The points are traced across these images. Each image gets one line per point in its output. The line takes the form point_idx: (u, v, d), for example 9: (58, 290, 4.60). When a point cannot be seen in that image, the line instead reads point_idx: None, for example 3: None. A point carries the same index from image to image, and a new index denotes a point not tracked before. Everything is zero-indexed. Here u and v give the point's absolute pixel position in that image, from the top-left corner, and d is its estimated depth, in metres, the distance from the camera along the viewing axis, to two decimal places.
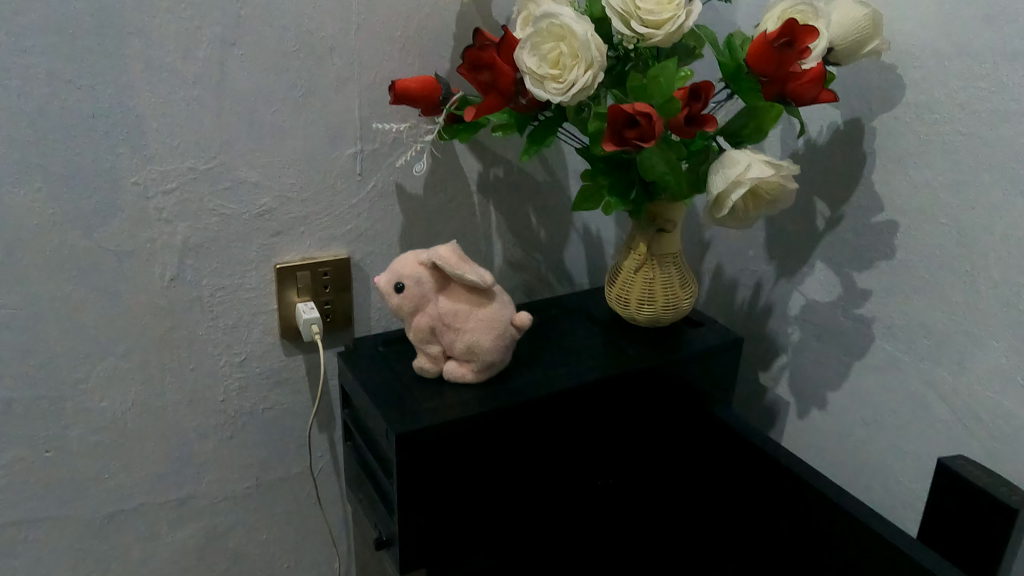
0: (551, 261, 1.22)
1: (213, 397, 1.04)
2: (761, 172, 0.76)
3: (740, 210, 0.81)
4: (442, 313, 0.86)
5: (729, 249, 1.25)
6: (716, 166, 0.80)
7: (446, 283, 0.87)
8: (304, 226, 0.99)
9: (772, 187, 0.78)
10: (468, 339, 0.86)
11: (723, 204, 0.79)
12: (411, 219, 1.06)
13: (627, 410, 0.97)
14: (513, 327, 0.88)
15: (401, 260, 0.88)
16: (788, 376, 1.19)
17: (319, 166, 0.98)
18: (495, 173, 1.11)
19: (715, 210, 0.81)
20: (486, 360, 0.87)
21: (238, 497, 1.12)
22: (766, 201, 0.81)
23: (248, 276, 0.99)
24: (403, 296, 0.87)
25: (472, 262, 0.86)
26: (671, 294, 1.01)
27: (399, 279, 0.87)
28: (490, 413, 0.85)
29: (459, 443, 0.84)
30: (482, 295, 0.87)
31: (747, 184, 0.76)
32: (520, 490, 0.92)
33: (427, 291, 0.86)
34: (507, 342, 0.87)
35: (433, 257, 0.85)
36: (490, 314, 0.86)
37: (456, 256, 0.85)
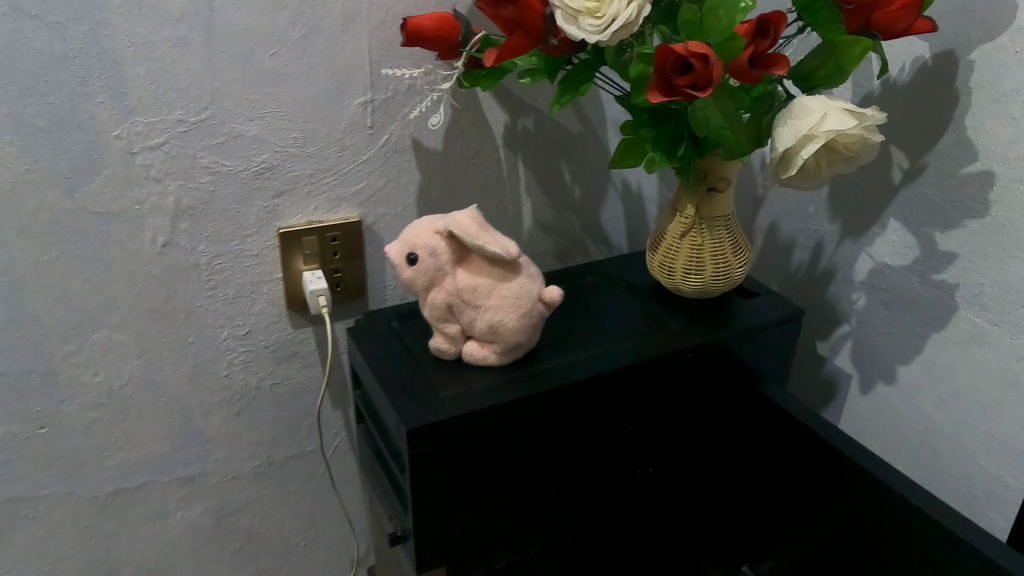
0: (586, 222, 1.10)
1: (216, 372, 0.95)
2: (841, 124, 0.63)
3: (812, 167, 0.68)
4: (461, 289, 0.76)
5: (785, 206, 1.12)
6: (783, 116, 0.67)
7: (465, 255, 0.77)
8: (310, 185, 0.89)
9: (851, 141, 0.66)
10: (491, 319, 0.76)
11: (791, 162, 0.66)
12: (429, 177, 0.95)
13: (670, 394, 0.87)
14: (542, 304, 0.78)
15: (414, 228, 0.77)
16: (850, 349, 1.07)
17: (324, 118, 0.86)
18: (524, 124, 0.99)
19: (781, 168, 0.68)
20: (512, 341, 0.77)
21: (250, 473, 1.05)
22: (842, 156, 0.68)
23: (249, 241, 0.89)
24: (417, 270, 0.76)
25: (494, 231, 0.75)
26: (722, 263, 0.89)
27: (412, 249, 0.76)
28: (514, 402, 0.75)
29: (480, 435, 0.75)
30: (506, 269, 0.76)
31: (824, 138, 0.64)
32: (550, 483, 0.83)
33: (444, 263, 0.76)
34: (535, 321, 0.78)
35: (450, 226, 0.74)
36: (515, 290, 0.76)
37: (477, 225, 0.75)
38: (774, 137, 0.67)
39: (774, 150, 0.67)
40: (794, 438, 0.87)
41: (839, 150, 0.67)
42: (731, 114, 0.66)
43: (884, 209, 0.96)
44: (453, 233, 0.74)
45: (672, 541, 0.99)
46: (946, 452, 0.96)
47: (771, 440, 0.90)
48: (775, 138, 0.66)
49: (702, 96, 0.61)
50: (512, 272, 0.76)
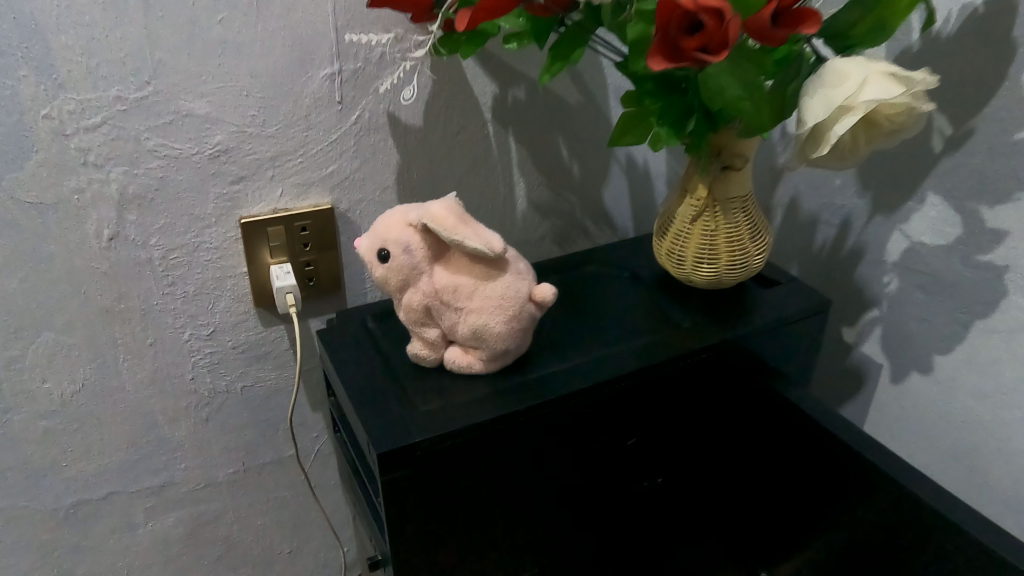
0: (586, 202, 1.00)
1: (180, 376, 0.87)
2: (884, 92, 0.52)
3: (847, 144, 0.57)
4: (440, 289, 0.67)
5: (808, 180, 1.01)
6: (812, 85, 0.56)
7: (444, 250, 0.68)
8: (273, 168, 0.79)
9: (894, 111, 0.55)
10: (474, 322, 0.67)
11: (823, 140, 0.56)
12: (409, 156, 0.85)
13: (680, 400, 0.77)
14: (533, 305, 0.69)
15: (386, 220, 0.68)
16: (880, 338, 0.97)
17: (286, 93, 0.76)
18: (514, 96, 0.88)
19: (809, 147, 0.57)
20: (498, 346, 0.69)
21: (226, 480, 0.97)
22: (884, 129, 0.57)
23: (207, 233, 0.80)
24: (389, 269, 0.68)
25: (474, 224, 0.66)
26: (738, 250, 0.79)
27: (383, 245, 0.67)
28: (500, 418, 0.66)
29: (464, 456, 0.66)
30: (490, 266, 0.67)
31: (864, 110, 0.53)
32: (546, 504, 0.74)
33: (419, 260, 0.67)
34: (524, 324, 0.69)
35: (425, 218, 0.65)
36: (501, 289, 0.67)
37: (455, 216, 0.66)
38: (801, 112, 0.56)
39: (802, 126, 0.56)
40: (820, 449, 0.77)
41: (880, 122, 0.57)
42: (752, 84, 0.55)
43: (922, 183, 0.86)
44: (428, 225, 0.65)
45: (684, 554, 0.90)
46: (989, 454, 0.87)
47: (792, 448, 0.80)
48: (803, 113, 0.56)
49: (715, 59, 0.50)
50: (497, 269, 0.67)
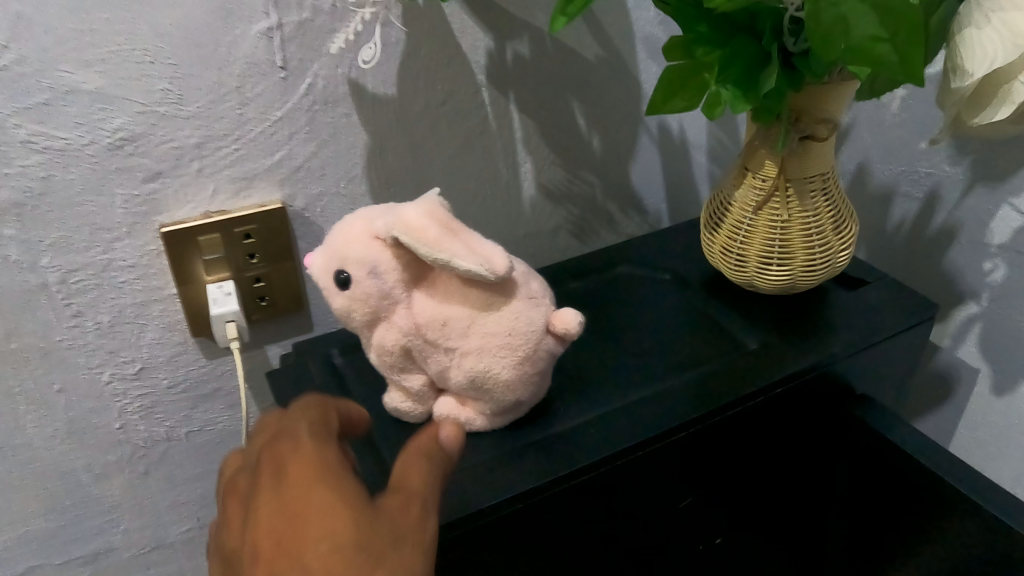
0: (610, 183, 0.81)
1: (104, 426, 0.68)
2: None
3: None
4: (422, 325, 0.49)
5: (880, 141, 0.78)
6: (974, 17, 0.44)
7: (426, 270, 0.49)
8: (199, 159, 0.59)
9: None
10: (473, 367, 0.49)
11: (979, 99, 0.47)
12: (380, 134, 0.65)
13: (750, 448, 0.60)
14: (551, 339, 0.50)
15: (345, 230, 0.49)
16: (977, 340, 0.76)
17: (208, 57, 0.56)
18: (515, 51, 0.68)
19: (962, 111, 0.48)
20: (506, 396, 0.51)
21: (179, 540, 0.79)
22: None
23: (120, 247, 0.60)
24: (351, 299, 0.49)
25: (466, 234, 0.47)
26: (819, 245, 0.60)
27: (341, 265, 0.49)
28: (520, 495, 0.50)
29: (472, 548, 0.50)
30: (491, 291, 0.48)
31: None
32: None
33: (391, 287, 0.48)
34: (540, 366, 0.51)
35: (395, 229, 0.46)
36: (508, 323, 0.48)
37: (439, 224, 0.47)
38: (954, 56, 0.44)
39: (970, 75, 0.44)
40: (931, 504, 0.60)
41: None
42: (896, 14, 0.38)
43: None
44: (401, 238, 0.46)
45: None
46: None
47: (891, 500, 0.63)
48: (965, 59, 0.44)
49: None
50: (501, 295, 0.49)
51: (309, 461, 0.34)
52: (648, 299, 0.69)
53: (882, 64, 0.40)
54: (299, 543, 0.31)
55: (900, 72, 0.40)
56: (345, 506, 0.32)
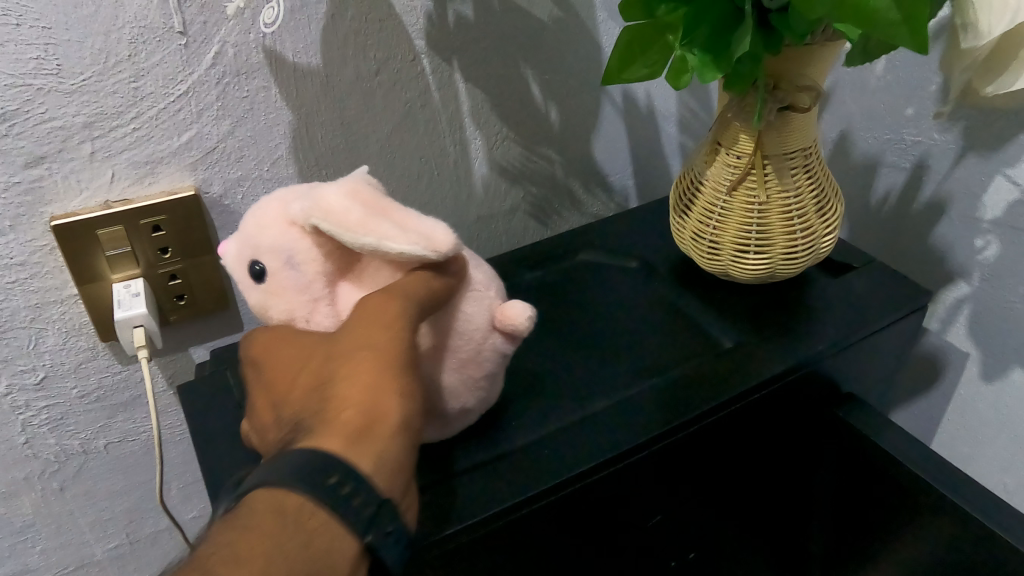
0: (571, 158, 0.74)
1: (6, 440, 0.61)
2: None
3: None
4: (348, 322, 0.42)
5: (865, 106, 0.71)
6: None
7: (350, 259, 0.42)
8: (92, 141, 0.51)
9: None
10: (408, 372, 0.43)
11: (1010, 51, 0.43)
12: (306, 109, 0.57)
13: (733, 454, 0.54)
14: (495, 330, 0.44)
15: (257, 215, 0.42)
16: (965, 323, 0.70)
17: (88, 20, 0.47)
18: (458, 12, 0.60)
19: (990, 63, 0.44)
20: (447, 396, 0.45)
21: (105, 556, 0.72)
22: None
23: (2, 245, 0.52)
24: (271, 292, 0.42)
25: (394, 216, 0.40)
26: (801, 230, 0.53)
27: (253, 257, 0.42)
28: (472, 525, 0.43)
29: None
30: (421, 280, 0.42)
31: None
32: None
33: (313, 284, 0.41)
34: (485, 364, 0.45)
35: (310, 216, 0.39)
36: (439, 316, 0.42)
37: (362, 205, 0.40)
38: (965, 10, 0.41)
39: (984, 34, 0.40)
40: (920, 517, 0.55)
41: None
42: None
43: None
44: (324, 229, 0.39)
45: None
46: None
47: (877, 509, 0.58)
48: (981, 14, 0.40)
49: None
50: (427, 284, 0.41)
51: (288, 331, 0.41)
52: (614, 289, 0.63)
53: (879, 23, 0.33)
54: (289, 388, 0.37)
55: (902, 33, 0.34)
56: (310, 339, 0.39)
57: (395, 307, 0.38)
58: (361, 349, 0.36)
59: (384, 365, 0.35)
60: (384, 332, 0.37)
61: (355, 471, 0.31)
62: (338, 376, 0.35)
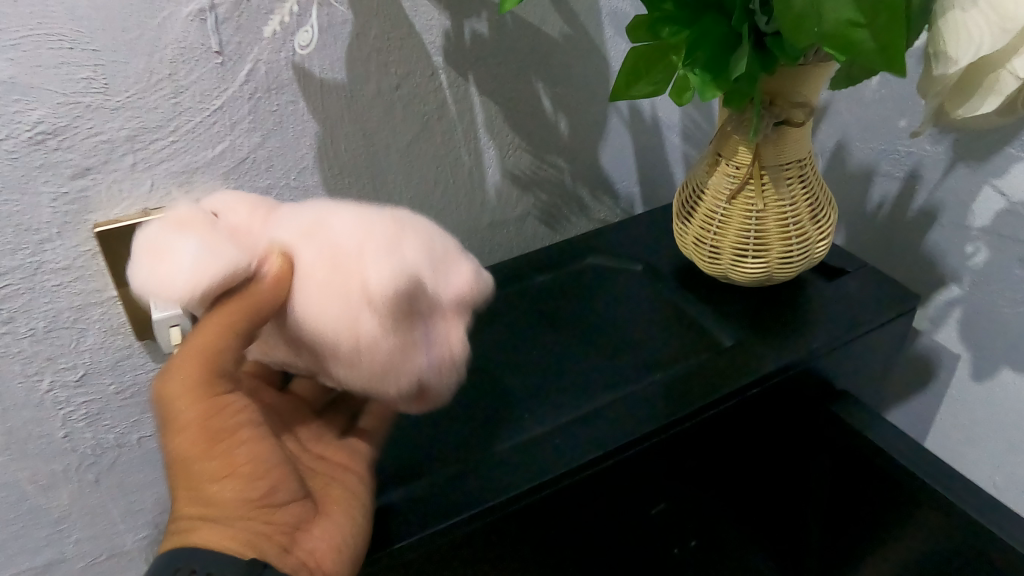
0: (578, 166, 0.77)
1: (47, 435, 0.64)
2: None
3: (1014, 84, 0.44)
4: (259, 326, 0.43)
5: (859, 118, 0.74)
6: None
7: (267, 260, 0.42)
8: (133, 153, 0.55)
9: None
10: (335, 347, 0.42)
11: (971, 86, 0.43)
12: (332, 122, 0.61)
13: (736, 444, 0.57)
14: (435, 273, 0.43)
15: None
16: (956, 325, 0.74)
17: (134, 42, 0.51)
18: (473, 30, 0.64)
19: (950, 98, 0.44)
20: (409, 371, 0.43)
21: (133, 546, 0.76)
22: None
23: (50, 250, 0.55)
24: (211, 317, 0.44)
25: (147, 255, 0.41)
26: (795, 236, 0.56)
27: None
28: (496, 505, 0.46)
29: (450, 559, 0.47)
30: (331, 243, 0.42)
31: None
32: None
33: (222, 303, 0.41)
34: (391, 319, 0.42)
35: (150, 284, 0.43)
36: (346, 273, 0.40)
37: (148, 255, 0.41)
38: (937, 42, 0.41)
39: (949, 65, 0.40)
40: (908, 506, 0.59)
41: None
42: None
43: None
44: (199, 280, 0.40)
45: None
46: None
47: (872, 499, 0.62)
48: (951, 47, 0.40)
49: None
50: (328, 246, 0.41)
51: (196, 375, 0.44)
52: (620, 292, 0.66)
53: (859, 52, 0.37)
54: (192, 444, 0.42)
55: (881, 61, 0.37)
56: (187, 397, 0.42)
57: (176, 375, 0.39)
58: (177, 426, 0.39)
59: (199, 437, 0.39)
60: (188, 400, 0.39)
61: (205, 559, 0.36)
62: (166, 454, 0.39)
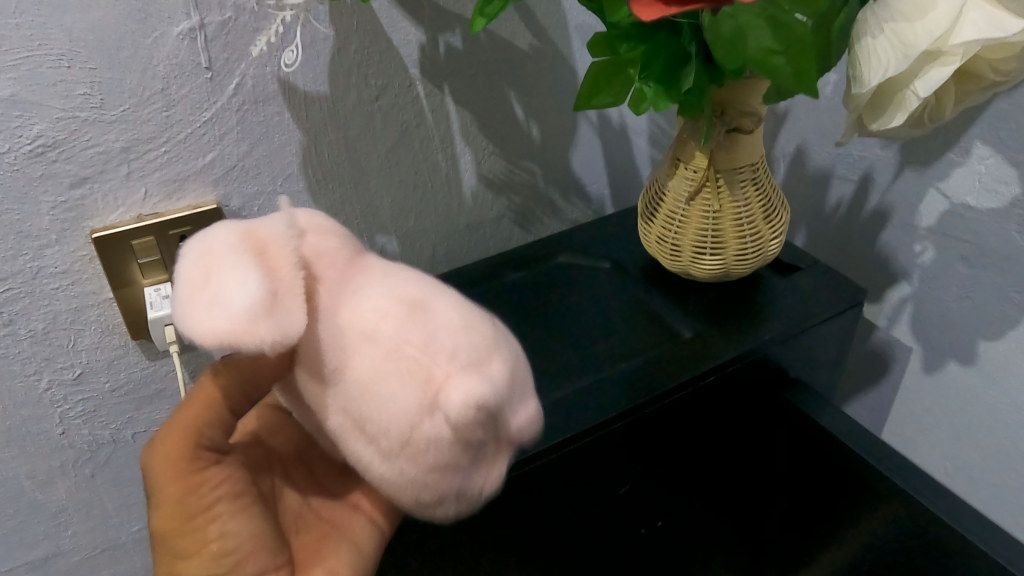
0: (550, 171, 0.81)
1: (45, 432, 0.66)
2: (984, 32, 0.41)
3: (927, 105, 0.48)
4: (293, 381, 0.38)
5: (815, 125, 0.79)
6: (872, 23, 0.44)
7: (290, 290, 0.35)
8: (128, 163, 0.58)
9: (999, 56, 0.44)
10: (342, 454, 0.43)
11: (884, 104, 0.47)
12: (315, 132, 0.65)
13: (694, 428, 0.62)
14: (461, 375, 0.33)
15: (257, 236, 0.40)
16: (909, 319, 0.78)
17: (127, 59, 0.54)
18: (448, 44, 0.68)
19: (868, 114, 0.48)
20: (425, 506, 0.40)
21: (127, 542, 0.78)
22: (976, 83, 0.47)
23: (50, 255, 0.59)
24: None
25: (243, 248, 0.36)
26: (750, 235, 0.61)
27: None
28: None
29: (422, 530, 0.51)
30: (333, 351, 0.36)
31: (961, 56, 0.43)
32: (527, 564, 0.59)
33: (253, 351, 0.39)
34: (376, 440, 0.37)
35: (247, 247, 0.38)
36: (357, 423, 0.36)
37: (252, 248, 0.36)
38: (855, 62, 0.45)
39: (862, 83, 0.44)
40: (859, 494, 0.62)
41: (967, 75, 0.47)
42: (787, 29, 0.41)
43: (967, 128, 0.64)
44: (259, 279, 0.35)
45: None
46: None
47: (821, 486, 0.65)
48: (865, 67, 0.44)
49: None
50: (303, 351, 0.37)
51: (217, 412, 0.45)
52: (591, 291, 0.70)
53: (776, 75, 0.42)
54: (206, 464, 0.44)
55: (794, 83, 0.42)
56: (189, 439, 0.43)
57: (155, 456, 0.41)
58: (157, 501, 0.41)
59: (172, 513, 0.40)
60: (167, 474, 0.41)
61: None
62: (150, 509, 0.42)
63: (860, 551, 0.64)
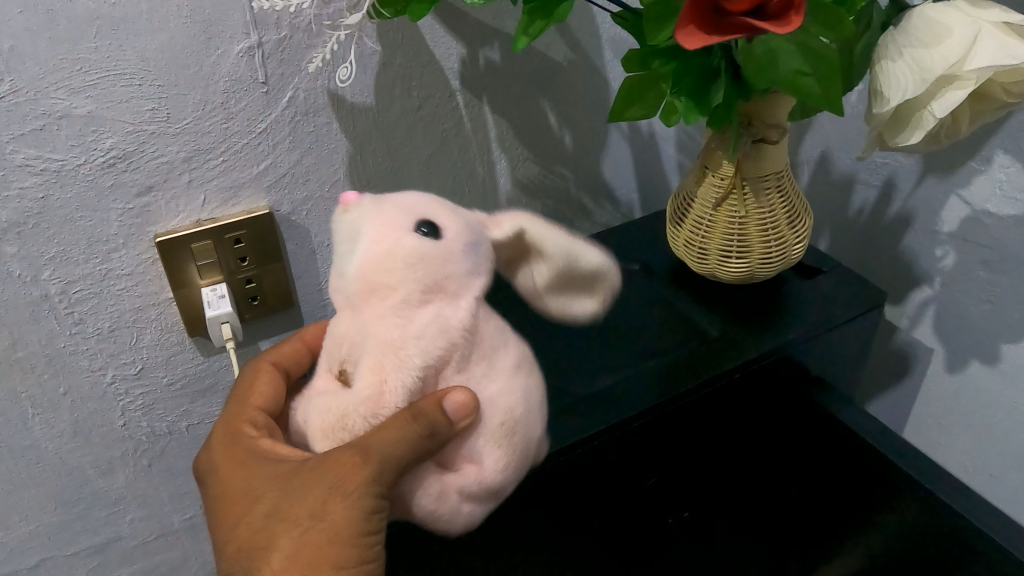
0: (582, 176, 0.85)
1: (108, 423, 0.71)
2: (998, 57, 0.44)
3: (944, 122, 0.51)
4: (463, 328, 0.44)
5: (839, 131, 0.81)
6: (892, 48, 0.47)
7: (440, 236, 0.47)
8: (189, 172, 0.62)
9: (1013, 80, 0.47)
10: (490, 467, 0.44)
11: (903, 123, 0.50)
12: (361, 140, 0.68)
13: (716, 422, 0.65)
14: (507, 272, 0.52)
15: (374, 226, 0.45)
16: (930, 321, 0.80)
17: (192, 76, 0.58)
18: (486, 56, 0.71)
19: (887, 132, 0.51)
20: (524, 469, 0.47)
21: (179, 529, 0.83)
22: (991, 104, 0.50)
23: (117, 256, 0.63)
24: (347, 334, 0.44)
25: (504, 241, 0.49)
26: (775, 239, 0.64)
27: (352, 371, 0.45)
28: None
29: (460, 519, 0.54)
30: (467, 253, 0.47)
31: (975, 80, 0.46)
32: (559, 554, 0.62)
33: (416, 398, 0.43)
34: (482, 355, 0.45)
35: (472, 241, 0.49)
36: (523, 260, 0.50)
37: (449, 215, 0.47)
38: (876, 84, 0.48)
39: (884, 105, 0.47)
40: (881, 487, 0.64)
41: (981, 96, 0.50)
42: (817, 53, 0.45)
43: (988, 138, 0.67)
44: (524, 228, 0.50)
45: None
46: None
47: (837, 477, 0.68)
48: (885, 89, 0.48)
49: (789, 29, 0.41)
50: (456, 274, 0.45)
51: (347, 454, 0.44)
52: (620, 292, 0.73)
53: (807, 94, 0.46)
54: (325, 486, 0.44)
55: (822, 102, 0.46)
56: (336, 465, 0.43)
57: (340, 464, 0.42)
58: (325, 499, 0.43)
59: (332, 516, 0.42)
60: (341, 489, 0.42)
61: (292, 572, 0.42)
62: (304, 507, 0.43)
63: (884, 546, 0.67)
